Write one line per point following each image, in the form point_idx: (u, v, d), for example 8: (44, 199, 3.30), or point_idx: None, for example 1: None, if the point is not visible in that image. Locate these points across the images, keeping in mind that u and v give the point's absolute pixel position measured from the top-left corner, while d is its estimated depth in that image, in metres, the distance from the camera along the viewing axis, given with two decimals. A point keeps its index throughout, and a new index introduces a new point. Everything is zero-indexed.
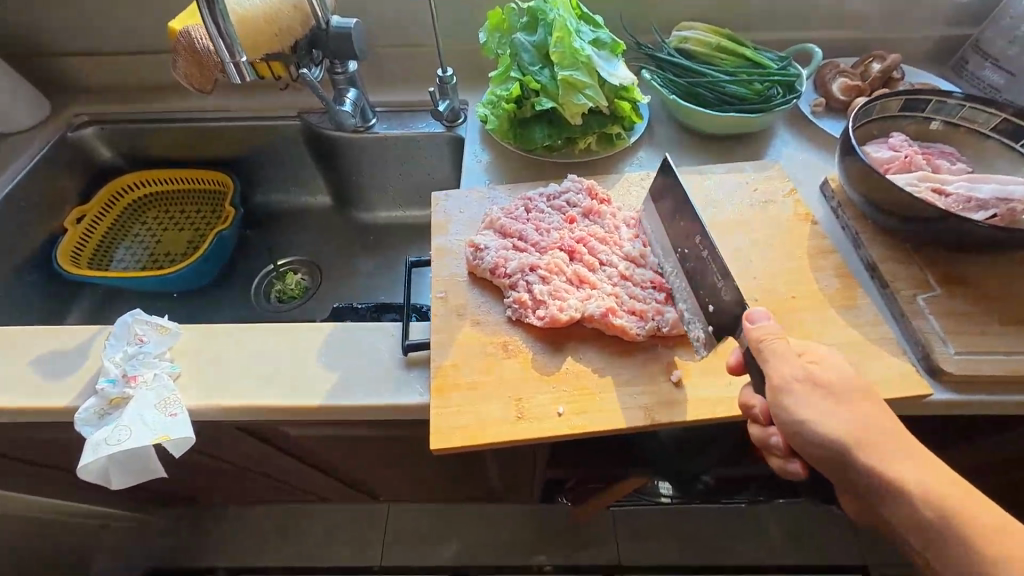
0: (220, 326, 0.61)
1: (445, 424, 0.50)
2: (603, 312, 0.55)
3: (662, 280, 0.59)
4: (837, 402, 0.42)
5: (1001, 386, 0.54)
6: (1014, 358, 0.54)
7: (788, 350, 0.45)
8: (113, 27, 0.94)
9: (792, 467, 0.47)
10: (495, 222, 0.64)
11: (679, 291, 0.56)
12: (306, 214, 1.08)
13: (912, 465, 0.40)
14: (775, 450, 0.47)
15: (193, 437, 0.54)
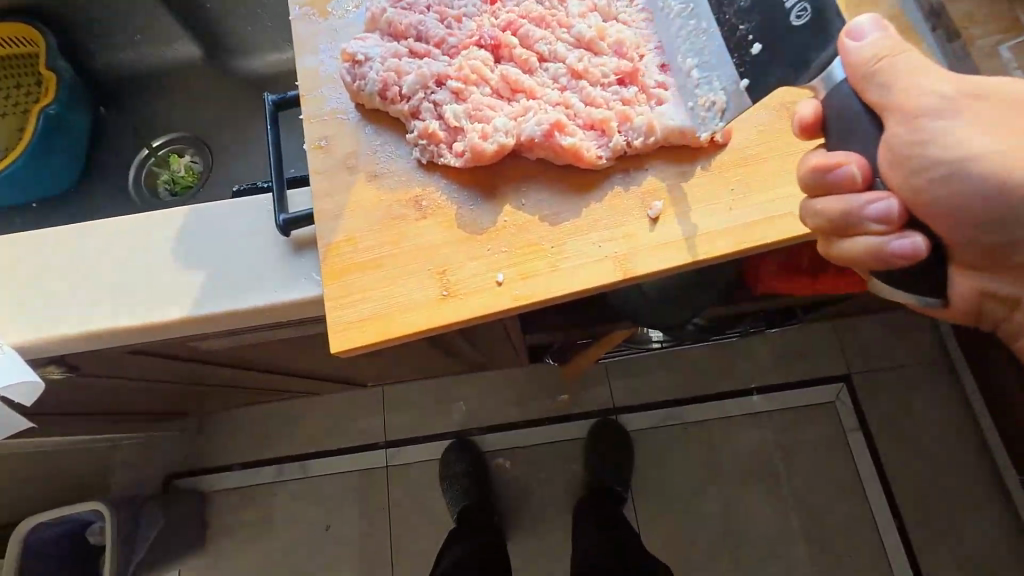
0: (29, 234, 0.45)
1: (348, 319, 0.37)
2: (547, 130, 0.38)
3: (632, 70, 0.40)
4: (1005, 134, 0.30)
5: None
6: None
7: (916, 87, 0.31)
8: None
9: (910, 240, 0.31)
10: (378, 18, 0.42)
11: (684, 61, 0.39)
12: (172, 74, 0.82)
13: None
14: (874, 226, 0.32)
15: (40, 380, 0.41)
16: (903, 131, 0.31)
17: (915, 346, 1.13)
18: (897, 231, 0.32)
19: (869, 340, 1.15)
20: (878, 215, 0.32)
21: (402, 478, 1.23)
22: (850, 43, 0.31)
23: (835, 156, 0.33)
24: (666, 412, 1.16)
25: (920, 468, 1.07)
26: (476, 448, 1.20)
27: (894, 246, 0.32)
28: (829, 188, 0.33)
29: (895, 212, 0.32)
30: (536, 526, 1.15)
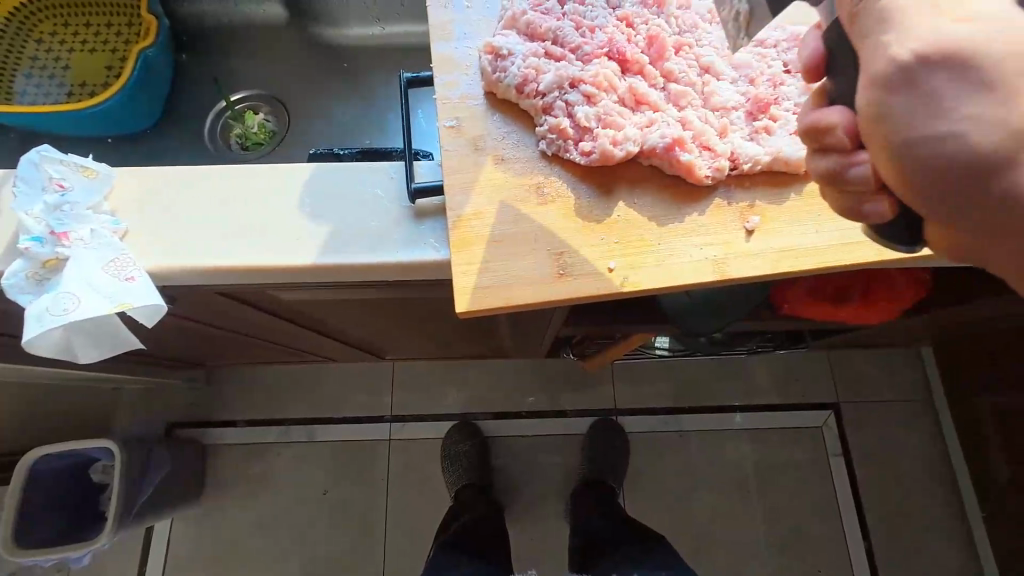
0: (162, 169, 0.47)
1: (472, 285, 0.41)
2: (669, 144, 0.43)
3: (753, 100, 0.46)
4: (999, 115, 0.23)
5: None
6: None
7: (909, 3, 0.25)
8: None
9: (876, 207, 0.29)
10: (519, 19, 0.47)
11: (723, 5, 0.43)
12: (254, 31, 0.84)
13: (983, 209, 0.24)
14: (851, 191, 0.30)
15: (164, 306, 0.43)
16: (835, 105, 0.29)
17: (904, 384, 1.21)
18: (874, 191, 0.29)
19: (861, 372, 1.23)
20: (864, 173, 0.29)
21: (405, 453, 1.24)
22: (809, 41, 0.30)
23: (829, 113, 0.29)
24: (666, 418, 1.22)
25: (895, 496, 1.15)
26: (481, 432, 1.22)
27: (868, 207, 0.30)
28: (821, 144, 0.30)
29: (878, 178, 0.28)
30: (530, 512, 1.20)
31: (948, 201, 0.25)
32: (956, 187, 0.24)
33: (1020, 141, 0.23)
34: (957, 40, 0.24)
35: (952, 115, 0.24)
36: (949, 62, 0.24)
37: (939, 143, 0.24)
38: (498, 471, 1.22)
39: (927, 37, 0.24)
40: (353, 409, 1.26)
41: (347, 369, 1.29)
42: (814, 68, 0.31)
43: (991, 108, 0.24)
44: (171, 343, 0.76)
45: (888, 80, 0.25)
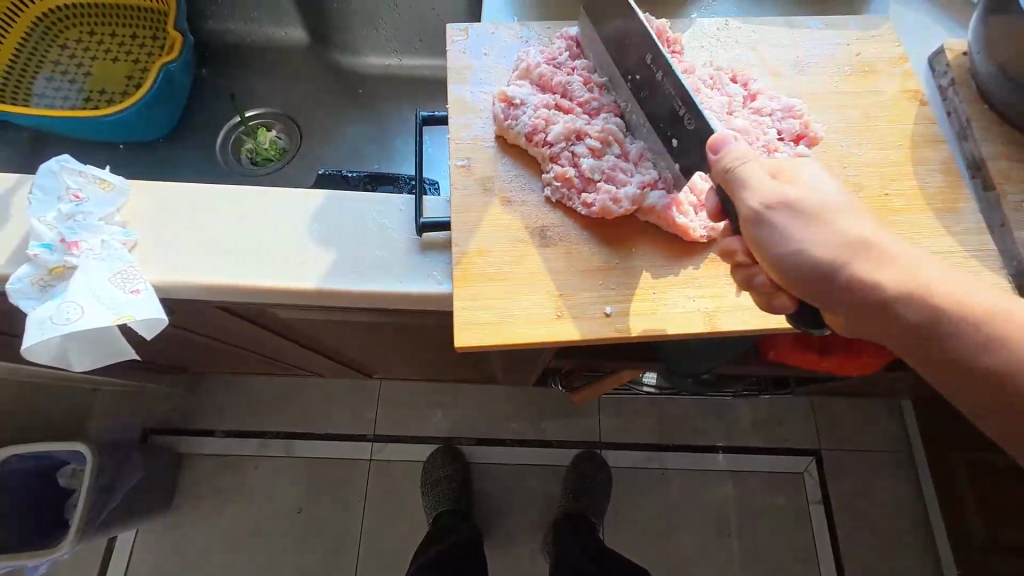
0: (175, 186, 0.49)
1: (473, 321, 0.42)
2: (666, 201, 0.45)
3: None
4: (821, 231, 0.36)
5: None
6: None
7: (749, 167, 0.37)
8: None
9: (779, 302, 0.39)
10: (532, 70, 0.50)
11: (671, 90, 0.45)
12: (274, 52, 0.87)
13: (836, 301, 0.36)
14: (760, 291, 0.39)
15: (165, 319, 0.44)
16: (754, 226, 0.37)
17: (884, 436, 1.23)
18: (775, 290, 0.39)
19: (843, 421, 1.24)
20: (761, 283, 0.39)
21: (385, 474, 1.22)
22: (713, 152, 0.38)
23: (730, 238, 0.39)
24: (650, 454, 1.22)
25: (873, 549, 1.15)
26: (463, 457, 1.21)
27: (776, 305, 0.39)
28: (729, 256, 0.40)
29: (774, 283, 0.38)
30: (507, 544, 1.18)
31: (810, 291, 0.36)
32: (818, 279, 0.36)
33: (846, 247, 0.36)
34: (785, 192, 0.37)
35: (805, 230, 0.36)
36: (783, 204, 0.36)
37: (798, 257, 0.36)
38: (478, 499, 1.20)
39: (770, 190, 0.37)
40: (336, 426, 1.25)
41: (334, 385, 1.27)
42: (715, 211, 0.42)
43: (818, 232, 0.36)
44: (162, 351, 0.76)
45: (750, 222, 0.37)
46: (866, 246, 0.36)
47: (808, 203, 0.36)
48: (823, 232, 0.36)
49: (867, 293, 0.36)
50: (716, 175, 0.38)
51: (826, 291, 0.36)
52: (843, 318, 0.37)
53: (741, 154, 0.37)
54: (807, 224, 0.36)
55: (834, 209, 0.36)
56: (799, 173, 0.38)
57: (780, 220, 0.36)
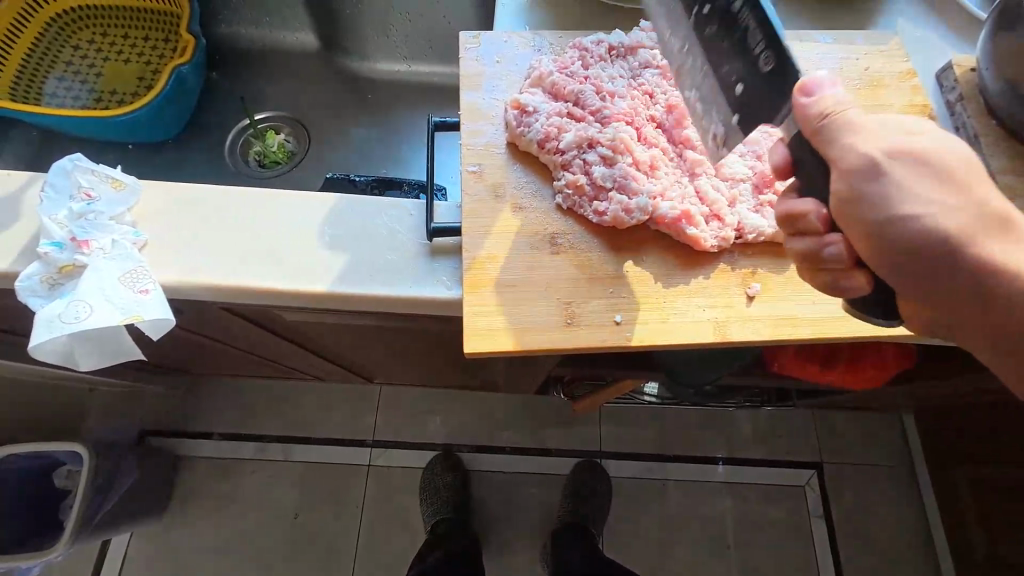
0: (186, 186, 0.49)
1: (483, 327, 0.42)
2: (678, 211, 0.45)
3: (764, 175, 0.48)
4: (935, 196, 0.34)
5: None
6: None
7: (863, 124, 0.35)
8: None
9: (851, 282, 0.37)
10: (544, 78, 0.50)
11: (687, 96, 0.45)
12: (284, 56, 0.87)
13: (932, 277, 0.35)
14: (829, 268, 0.37)
15: (173, 320, 0.44)
16: (859, 184, 0.34)
17: (886, 449, 1.22)
18: (848, 269, 0.37)
19: (844, 434, 1.23)
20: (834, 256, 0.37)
21: (383, 480, 1.21)
22: (804, 99, 0.35)
23: (805, 203, 0.37)
24: (650, 464, 1.21)
25: (875, 564, 1.14)
26: (463, 464, 1.20)
27: (844, 284, 0.37)
28: (797, 229, 0.38)
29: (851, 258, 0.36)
30: (505, 553, 1.17)
31: (920, 264, 0.35)
32: (929, 250, 0.34)
33: (963, 217, 0.34)
34: (908, 152, 0.35)
35: (930, 203, 0.34)
36: (907, 162, 0.34)
37: (913, 226, 0.34)
38: (477, 507, 1.19)
39: (897, 145, 0.35)
40: (335, 430, 1.24)
41: (333, 389, 1.27)
42: (782, 167, 0.39)
43: (944, 204, 0.34)
44: (164, 352, 0.75)
45: (861, 174, 0.34)
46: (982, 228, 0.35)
47: (944, 176, 0.34)
48: (951, 201, 0.34)
49: (965, 277, 0.35)
50: (806, 122, 0.35)
51: (936, 264, 0.35)
52: (933, 298, 0.36)
53: (843, 103, 0.34)
54: (916, 186, 0.34)
55: (966, 175, 0.35)
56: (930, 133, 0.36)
57: (909, 186, 0.34)
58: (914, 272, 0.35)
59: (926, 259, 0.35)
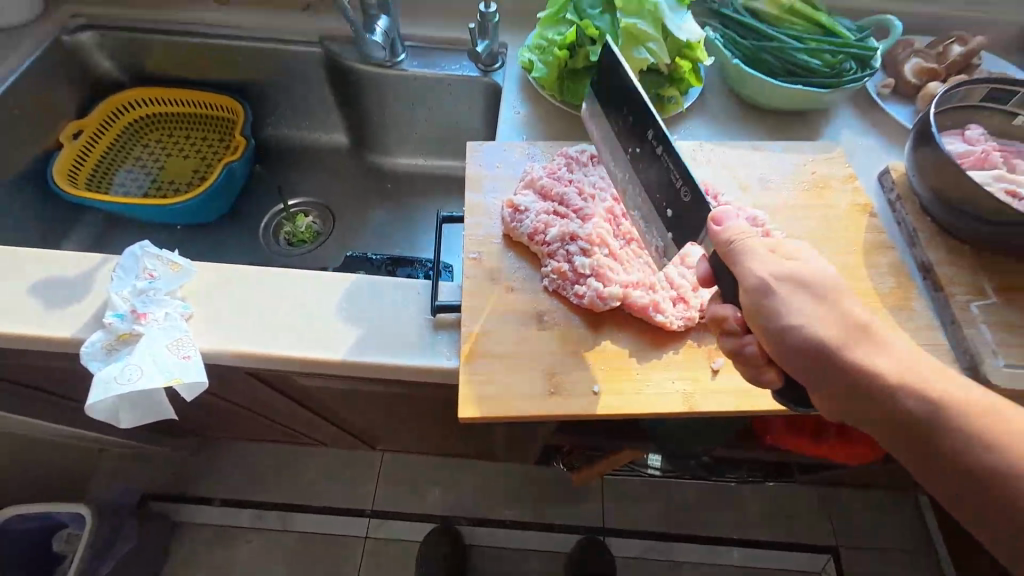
0: (230, 267, 0.57)
1: (476, 394, 0.48)
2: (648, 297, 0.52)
3: None
4: (810, 309, 0.41)
5: None
6: None
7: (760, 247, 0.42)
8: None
9: (767, 375, 0.44)
10: (535, 182, 0.60)
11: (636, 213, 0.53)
12: (318, 151, 1.01)
13: (828, 375, 0.41)
14: (749, 363, 0.44)
15: (206, 382, 0.50)
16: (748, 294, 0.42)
17: (898, 531, 1.18)
18: (764, 365, 0.44)
19: (854, 514, 1.20)
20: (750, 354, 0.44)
21: (380, 553, 1.19)
22: (715, 226, 0.43)
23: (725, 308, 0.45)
24: (654, 543, 1.18)
25: None
26: (460, 538, 1.18)
27: (762, 377, 0.44)
28: (723, 329, 0.45)
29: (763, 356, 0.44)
30: None
31: (807, 363, 0.41)
32: (813, 352, 0.41)
33: (834, 328, 0.41)
34: (794, 275, 0.42)
35: (803, 310, 0.41)
36: (788, 280, 0.42)
37: (796, 333, 0.41)
38: None
39: (783, 268, 0.42)
40: (335, 498, 1.24)
41: (336, 456, 1.28)
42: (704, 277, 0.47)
43: (819, 314, 0.41)
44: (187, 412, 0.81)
45: (756, 292, 0.41)
46: (853, 331, 0.41)
47: (810, 287, 0.42)
48: (822, 309, 0.42)
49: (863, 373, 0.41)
50: (718, 244, 0.43)
51: (824, 364, 0.41)
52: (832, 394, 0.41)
53: (741, 231, 0.43)
54: (797, 301, 0.41)
55: (831, 291, 0.42)
56: (799, 253, 0.44)
57: (787, 294, 0.41)
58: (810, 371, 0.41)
59: (815, 360, 0.41)
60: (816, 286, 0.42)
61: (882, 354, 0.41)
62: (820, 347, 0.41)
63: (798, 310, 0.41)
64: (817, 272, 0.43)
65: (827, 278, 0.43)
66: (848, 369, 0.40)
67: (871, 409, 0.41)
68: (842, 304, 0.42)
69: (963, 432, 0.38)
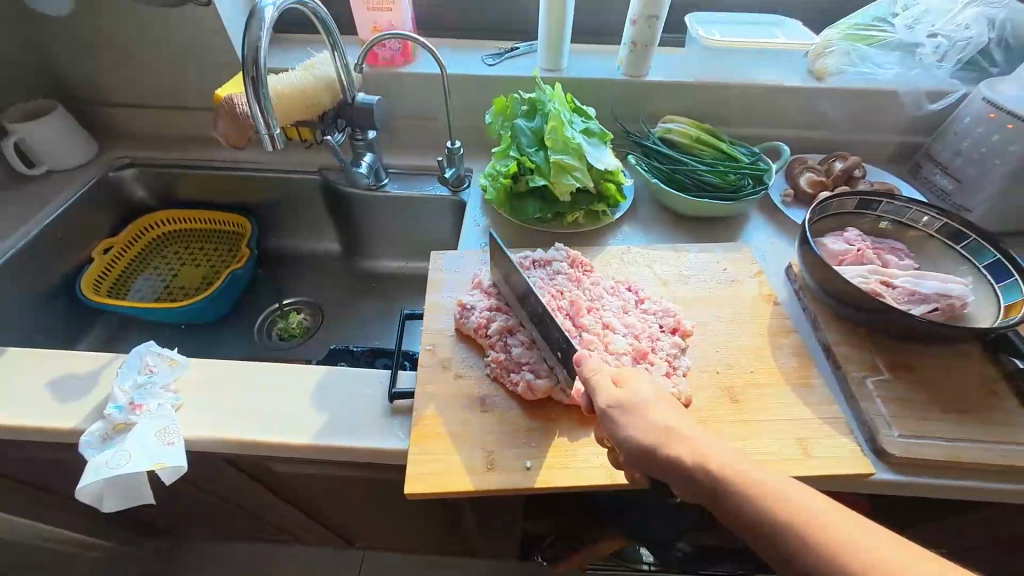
0: (220, 362, 0.66)
1: (421, 471, 0.54)
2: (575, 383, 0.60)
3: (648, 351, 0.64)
4: (640, 420, 0.47)
5: (971, 471, 0.57)
6: (975, 444, 0.57)
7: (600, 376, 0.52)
8: (149, 81, 1.02)
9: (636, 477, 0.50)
10: (483, 283, 0.71)
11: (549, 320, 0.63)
12: (314, 257, 1.15)
13: (675, 474, 0.45)
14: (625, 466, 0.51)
15: (185, 466, 0.57)
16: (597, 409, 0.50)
17: None
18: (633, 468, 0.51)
19: None
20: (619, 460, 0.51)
21: None
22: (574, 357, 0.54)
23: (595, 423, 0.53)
24: None
25: None
26: None
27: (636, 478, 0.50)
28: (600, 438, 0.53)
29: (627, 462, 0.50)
30: None
31: (643, 466, 0.46)
32: (642, 455, 0.46)
33: (659, 437, 0.46)
34: (621, 395, 0.49)
35: (627, 420, 0.48)
36: (618, 399, 0.49)
37: (626, 440, 0.47)
38: None
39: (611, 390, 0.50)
40: None
41: (314, 555, 1.25)
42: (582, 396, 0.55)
43: (641, 421, 0.47)
44: (167, 503, 0.85)
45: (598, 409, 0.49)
46: (675, 433, 0.46)
47: (632, 401, 0.49)
48: (642, 416, 0.48)
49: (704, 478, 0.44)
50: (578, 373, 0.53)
51: (662, 467, 0.45)
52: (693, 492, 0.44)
53: (591, 362, 0.53)
54: (624, 413, 0.48)
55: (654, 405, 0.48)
56: (629, 375, 0.52)
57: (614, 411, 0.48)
58: (657, 473, 0.46)
59: (654, 464, 0.45)
60: (639, 400, 0.49)
61: (707, 444, 0.45)
62: (651, 455, 0.46)
63: (627, 420, 0.48)
64: (644, 391, 0.50)
65: (649, 393, 0.49)
66: (675, 466, 0.45)
67: (709, 501, 0.43)
68: (661, 411, 0.48)
69: (808, 537, 0.39)
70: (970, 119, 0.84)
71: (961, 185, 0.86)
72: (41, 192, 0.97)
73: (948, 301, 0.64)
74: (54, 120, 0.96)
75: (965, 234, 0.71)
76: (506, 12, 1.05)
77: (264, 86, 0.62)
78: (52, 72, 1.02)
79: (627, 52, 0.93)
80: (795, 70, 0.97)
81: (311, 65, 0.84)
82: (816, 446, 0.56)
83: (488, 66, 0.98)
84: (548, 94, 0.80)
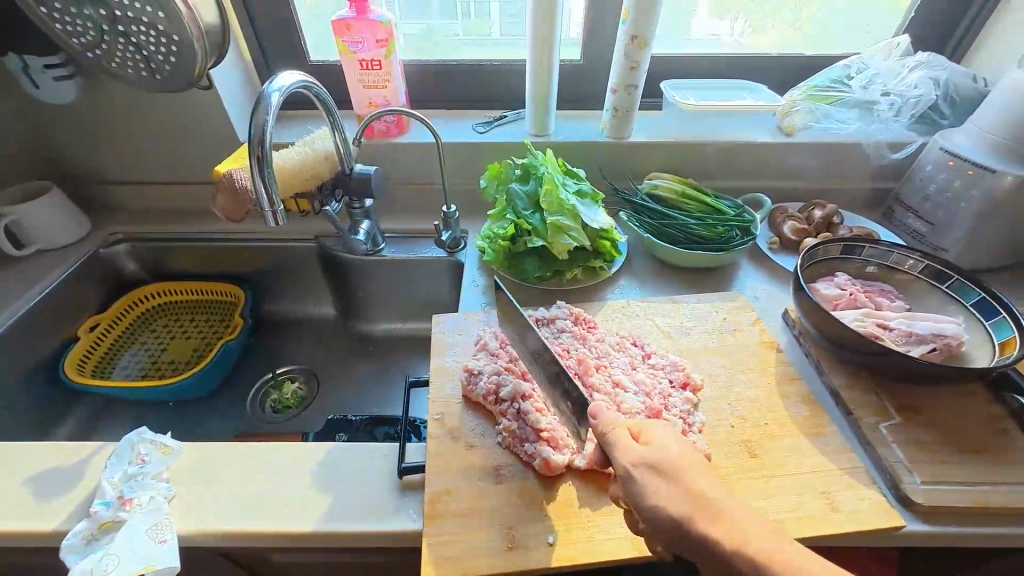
0: (217, 445, 0.63)
1: (437, 556, 0.51)
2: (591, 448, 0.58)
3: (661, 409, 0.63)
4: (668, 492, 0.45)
5: (998, 515, 0.56)
6: (996, 486, 0.57)
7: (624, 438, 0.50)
8: (146, 158, 1.04)
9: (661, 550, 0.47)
10: (488, 346, 0.70)
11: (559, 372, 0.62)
12: (309, 323, 1.14)
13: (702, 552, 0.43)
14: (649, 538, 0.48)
15: (178, 566, 0.52)
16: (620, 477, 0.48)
17: None
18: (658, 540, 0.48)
19: None
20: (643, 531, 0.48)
21: None
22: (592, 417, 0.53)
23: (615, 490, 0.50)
24: None
25: None
26: None
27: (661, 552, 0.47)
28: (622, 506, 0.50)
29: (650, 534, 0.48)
30: None
31: (672, 542, 0.45)
32: (672, 531, 0.44)
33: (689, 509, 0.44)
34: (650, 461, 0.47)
35: (659, 495, 0.45)
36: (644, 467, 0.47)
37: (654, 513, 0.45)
38: None
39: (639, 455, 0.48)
40: None
41: None
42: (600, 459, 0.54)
43: (673, 492, 0.45)
44: None
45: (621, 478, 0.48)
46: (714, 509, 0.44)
47: (660, 467, 0.47)
48: (674, 489, 0.45)
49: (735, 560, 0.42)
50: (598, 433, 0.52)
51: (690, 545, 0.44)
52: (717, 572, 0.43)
53: (610, 422, 0.52)
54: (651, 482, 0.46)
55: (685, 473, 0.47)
56: (655, 437, 0.50)
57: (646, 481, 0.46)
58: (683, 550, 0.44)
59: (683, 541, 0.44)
60: (673, 469, 0.47)
61: (741, 523, 0.43)
62: (680, 530, 0.44)
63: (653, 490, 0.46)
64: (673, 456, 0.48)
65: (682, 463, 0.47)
66: (705, 543, 0.43)
67: None
68: (692, 481, 0.46)
69: None
70: (931, 167, 0.90)
71: (933, 227, 0.91)
72: (29, 271, 0.95)
73: (943, 340, 0.67)
74: (49, 200, 0.96)
75: (947, 274, 0.74)
76: (494, 84, 1.12)
77: (269, 164, 0.64)
78: (49, 154, 1.03)
79: (610, 117, 0.98)
80: (766, 128, 1.04)
81: (310, 140, 0.87)
82: (840, 499, 0.55)
83: (479, 134, 1.03)
84: (540, 159, 0.84)
